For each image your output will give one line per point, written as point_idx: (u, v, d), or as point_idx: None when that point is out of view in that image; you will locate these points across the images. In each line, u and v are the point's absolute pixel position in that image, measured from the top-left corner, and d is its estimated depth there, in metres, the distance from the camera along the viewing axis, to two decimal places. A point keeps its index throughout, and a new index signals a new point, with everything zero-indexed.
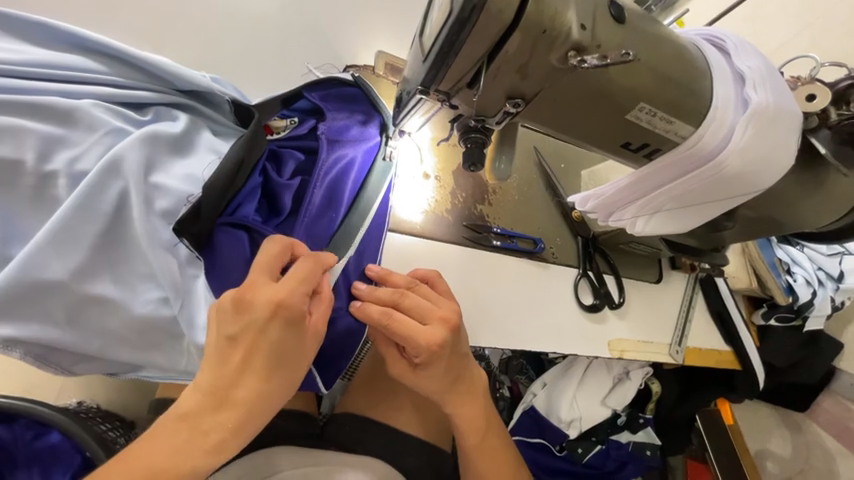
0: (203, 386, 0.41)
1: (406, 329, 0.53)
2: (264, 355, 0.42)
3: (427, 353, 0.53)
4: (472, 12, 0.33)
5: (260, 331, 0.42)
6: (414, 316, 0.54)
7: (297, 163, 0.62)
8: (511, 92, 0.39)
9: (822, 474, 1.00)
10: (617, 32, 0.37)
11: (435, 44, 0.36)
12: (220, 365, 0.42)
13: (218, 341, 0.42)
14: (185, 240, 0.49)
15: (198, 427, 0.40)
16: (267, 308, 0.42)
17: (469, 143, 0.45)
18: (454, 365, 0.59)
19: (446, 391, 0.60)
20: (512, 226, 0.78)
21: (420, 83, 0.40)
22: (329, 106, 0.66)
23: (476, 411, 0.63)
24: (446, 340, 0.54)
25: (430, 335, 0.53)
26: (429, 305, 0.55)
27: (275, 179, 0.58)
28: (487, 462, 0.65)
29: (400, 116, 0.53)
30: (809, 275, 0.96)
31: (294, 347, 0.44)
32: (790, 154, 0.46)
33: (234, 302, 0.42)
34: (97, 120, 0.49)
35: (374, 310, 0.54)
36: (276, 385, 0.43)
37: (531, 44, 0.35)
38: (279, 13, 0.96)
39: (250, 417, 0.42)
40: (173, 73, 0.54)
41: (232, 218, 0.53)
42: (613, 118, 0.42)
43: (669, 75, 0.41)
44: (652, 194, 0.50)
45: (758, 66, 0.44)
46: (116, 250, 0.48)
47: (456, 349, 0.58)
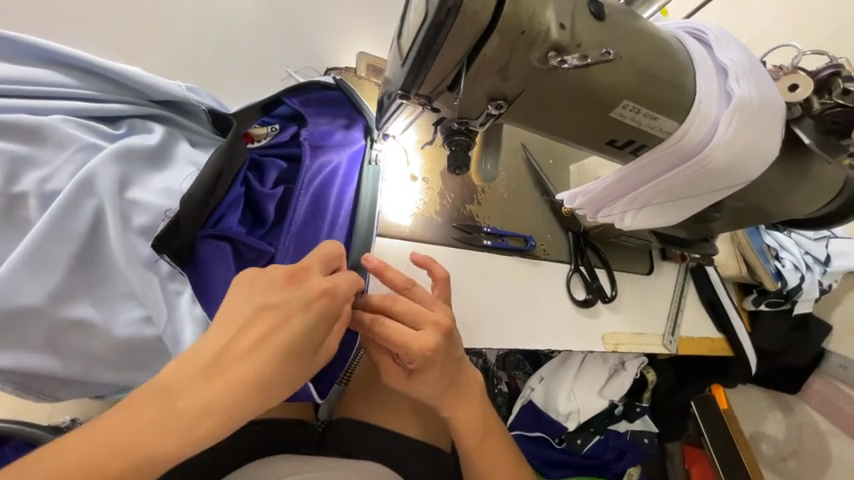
0: (206, 355, 0.37)
1: (398, 336, 0.52)
2: (287, 334, 0.39)
3: (421, 359, 0.53)
4: (447, 15, 0.32)
5: (295, 312, 0.40)
6: (410, 321, 0.54)
7: (280, 171, 0.61)
8: (493, 94, 0.38)
9: (815, 454, 1.02)
10: (598, 30, 0.36)
11: (412, 49, 0.35)
12: (238, 334, 0.38)
13: (249, 308, 0.39)
14: (166, 256, 0.48)
15: (186, 398, 0.34)
16: (312, 292, 0.41)
17: (453, 146, 0.45)
18: (448, 369, 0.58)
19: (442, 395, 0.59)
20: (502, 224, 0.78)
21: (399, 88, 0.38)
22: (310, 112, 0.65)
23: (474, 412, 0.63)
24: (439, 344, 0.53)
25: (424, 339, 0.52)
26: (421, 310, 0.54)
27: (257, 189, 0.57)
28: (487, 462, 0.65)
29: (383, 119, 0.52)
30: (797, 260, 0.97)
31: (315, 340, 0.40)
32: (775, 144, 0.46)
33: (286, 275, 0.41)
34: (68, 137, 0.48)
35: (364, 317, 0.53)
36: (283, 372, 0.38)
37: (510, 45, 0.34)
38: (259, 16, 0.95)
39: (244, 403, 0.36)
40: (145, 83, 0.53)
41: (214, 231, 0.52)
42: (597, 116, 0.42)
43: (651, 71, 0.40)
44: (640, 190, 0.50)
45: (740, 58, 0.43)
46: (95, 269, 0.46)
47: (450, 353, 0.57)
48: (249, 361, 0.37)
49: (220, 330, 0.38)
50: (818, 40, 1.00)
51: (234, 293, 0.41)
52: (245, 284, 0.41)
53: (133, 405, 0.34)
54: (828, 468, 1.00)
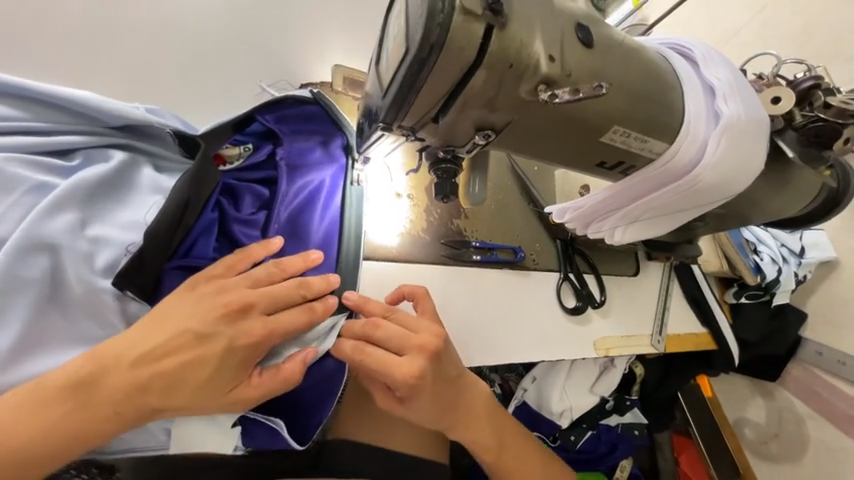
0: (125, 361, 0.41)
1: (380, 363, 0.51)
2: (193, 374, 0.42)
3: (406, 386, 0.52)
4: (431, 51, 0.30)
5: (215, 355, 0.43)
6: (394, 348, 0.52)
7: (257, 196, 0.57)
8: (480, 124, 0.36)
9: (794, 437, 1.06)
10: (587, 58, 0.35)
11: (392, 84, 0.33)
12: (153, 358, 0.41)
13: (177, 332, 0.42)
14: (129, 292, 0.45)
15: (81, 411, 0.39)
16: (246, 340, 0.44)
17: (440, 174, 0.43)
18: (442, 392, 0.56)
19: (443, 419, 0.57)
20: (491, 237, 0.76)
21: (380, 120, 0.36)
22: (286, 129, 0.61)
23: (484, 427, 0.62)
24: (425, 369, 0.52)
25: (408, 363, 0.51)
26: (405, 334, 0.53)
27: (234, 217, 0.54)
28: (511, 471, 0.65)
29: (364, 145, 0.48)
30: (774, 253, 1.01)
31: (226, 381, 0.43)
32: (761, 160, 0.46)
33: (228, 311, 0.45)
34: (16, 177, 0.44)
35: (346, 345, 0.52)
36: (175, 405, 0.42)
37: (498, 78, 0.32)
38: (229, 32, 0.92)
39: (135, 418, 0.41)
40: (98, 108, 0.48)
41: (186, 260, 0.49)
42: (587, 142, 0.40)
43: (641, 94, 0.39)
44: (631, 206, 0.49)
45: (728, 77, 0.43)
46: (59, 315, 0.44)
47: (440, 374, 0.55)
48: (158, 378, 0.41)
49: (144, 339, 0.42)
50: (786, 36, 1.03)
51: (172, 309, 0.44)
52: (180, 311, 0.44)
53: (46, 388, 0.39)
54: (807, 450, 1.04)
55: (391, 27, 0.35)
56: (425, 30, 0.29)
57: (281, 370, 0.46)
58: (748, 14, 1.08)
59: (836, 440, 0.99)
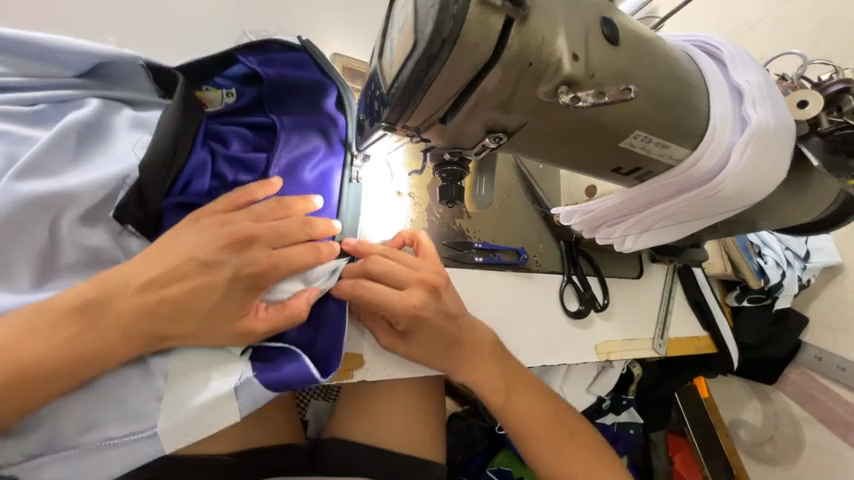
0: (129, 289, 0.41)
1: (381, 296, 0.52)
2: (199, 302, 0.43)
3: (408, 317, 0.54)
4: (442, 47, 0.27)
5: (219, 283, 0.43)
6: (395, 283, 0.54)
7: (245, 140, 0.58)
8: (491, 126, 0.33)
9: (788, 439, 1.07)
10: (612, 58, 0.32)
11: (397, 82, 0.30)
12: (158, 285, 0.42)
13: (184, 260, 0.43)
14: (130, 226, 0.48)
15: (88, 333, 0.40)
16: (248, 269, 0.45)
17: (444, 176, 0.40)
18: (445, 329, 0.56)
19: (445, 355, 0.58)
20: (493, 238, 0.74)
21: (382, 119, 0.33)
22: (269, 75, 0.58)
23: (489, 367, 0.60)
24: (425, 300, 0.54)
25: (408, 296, 0.54)
26: (406, 269, 0.55)
27: (224, 155, 0.55)
28: (519, 417, 0.61)
29: (364, 143, 0.44)
30: (778, 257, 0.99)
31: (232, 311, 0.44)
32: (785, 167, 0.43)
33: (229, 241, 0.45)
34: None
35: (344, 283, 0.53)
36: (182, 334, 0.43)
37: (515, 77, 0.29)
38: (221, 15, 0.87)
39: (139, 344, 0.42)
40: (67, 55, 0.50)
41: (182, 197, 0.51)
42: (605, 146, 0.37)
43: (665, 96, 0.36)
44: (646, 214, 0.47)
45: (756, 79, 0.40)
46: (62, 253, 0.46)
47: (443, 311, 0.56)
48: (160, 303, 0.42)
49: (149, 268, 0.42)
50: (800, 36, 0.99)
51: (179, 239, 0.45)
52: (186, 241, 0.44)
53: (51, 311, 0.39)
54: (800, 453, 1.04)
55: (396, 17, 0.32)
56: (437, 22, 0.26)
57: (287, 303, 0.47)
58: (762, 11, 1.05)
59: (830, 444, 1.00)
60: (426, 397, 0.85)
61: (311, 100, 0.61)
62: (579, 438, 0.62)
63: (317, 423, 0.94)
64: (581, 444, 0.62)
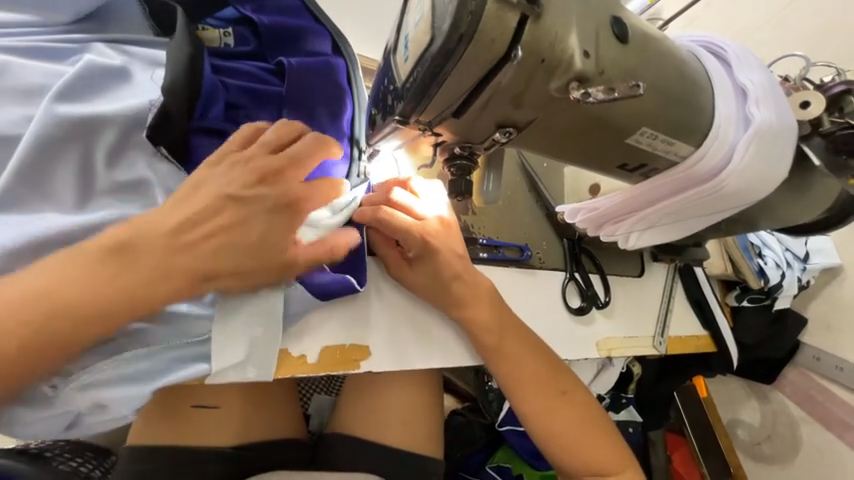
0: (167, 225, 0.41)
1: (400, 221, 0.57)
2: (242, 236, 0.43)
3: (419, 243, 0.58)
4: (459, 43, 0.28)
5: (259, 213, 0.44)
6: (411, 211, 0.59)
7: (247, 76, 0.57)
8: (502, 121, 0.34)
9: (786, 439, 1.08)
10: (622, 56, 0.33)
11: (413, 76, 0.31)
12: (196, 222, 0.42)
13: (213, 198, 0.42)
14: (161, 149, 0.49)
15: (125, 273, 0.39)
16: (281, 197, 0.45)
17: (454, 171, 0.41)
18: (449, 266, 0.60)
19: (443, 300, 0.61)
20: (497, 234, 0.75)
21: (397, 113, 0.34)
22: (263, 17, 0.58)
23: (487, 312, 0.62)
24: (436, 231, 0.60)
25: (422, 226, 0.59)
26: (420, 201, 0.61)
27: (235, 91, 0.55)
28: (510, 364, 0.63)
29: (374, 138, 0.45)
30: (778, 258, 1.00)
31: (277, 246, 0.45)
32: (786, 168, 0.44)
33: (260, 175, 0.45)
34: (19, 71, 0.47)
35: (365, 209, 0.57)
36: (226, 271, 0.43)
37: (527, 74, 0.30)
38: None
39: (181, 288, 0.41)
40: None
41: (203, 122, 0.52)
42: (612, 143, 0.38)
43: (671, 93, 0.37)
44: (648, 210, 0.48)
45: (760, 79, 0.41)
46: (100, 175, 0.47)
47: (450, 249, 0.60)
48: (202, 234, 0.42)
49: (187, 205, 0.42)
50: (804, 37, 1.00)
51: (208, 180, 0.44)
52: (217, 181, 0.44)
53: (85, 256, 0.38)
54: (798, 453, 1.05)
55: (411, 15, 0.33)
56: (455, 18, 0.27)
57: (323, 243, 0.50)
58: (767, 12, 1.05)
59: (827, 443, 1.01)
60: (428, 394, 0.86)
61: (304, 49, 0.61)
62: (572, 395, 0.64)
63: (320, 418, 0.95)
64: (573, 401, 0.64)
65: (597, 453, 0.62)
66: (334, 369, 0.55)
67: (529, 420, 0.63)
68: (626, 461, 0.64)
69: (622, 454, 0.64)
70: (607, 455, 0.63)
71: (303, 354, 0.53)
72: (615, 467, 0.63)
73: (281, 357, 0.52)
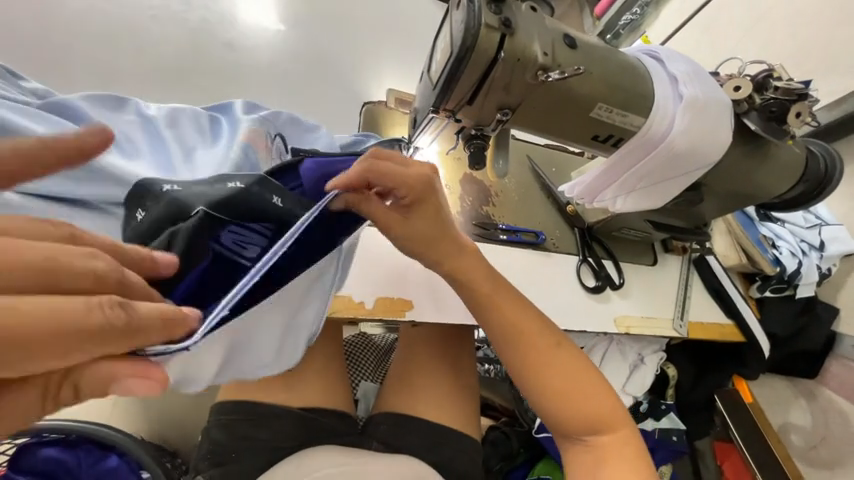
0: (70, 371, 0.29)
1: (394, 171, 0.51)
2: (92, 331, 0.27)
3: (414, 190, 0.53)
4: (466, 52, 0.47)
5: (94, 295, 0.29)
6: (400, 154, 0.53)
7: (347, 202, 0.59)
8: (501, 105, 0.53)
9: (843, 439, 1.04)
10: (572, 56, 0.52)
11: (441, 78, 0.51)
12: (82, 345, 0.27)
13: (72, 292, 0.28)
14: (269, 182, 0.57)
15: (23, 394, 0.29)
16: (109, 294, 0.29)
17: (472, 148, 0.58)
18: (442, 210, 0.58)
19: (435, 246, 0.60)
20: (515, 222, 0.90)
21: (432, 106, 0.53)
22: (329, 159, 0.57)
23: (478, 265, 0.64)
24: (431, 175, 0.54)
25: (417, 171, 0.53)
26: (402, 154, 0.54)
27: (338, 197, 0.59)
28: (505, 319, 0.63)
29: (414, 134, 0.64)
30: (793, 247, 1.05)
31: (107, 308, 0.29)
32: (727, 131, 0.59)
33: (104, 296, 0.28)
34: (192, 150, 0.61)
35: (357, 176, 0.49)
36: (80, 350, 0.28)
37: (510, 68, 0.49)
38: (302, 76, 1.27)
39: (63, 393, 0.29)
40: (249, 103, 0.68)
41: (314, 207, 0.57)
42: (580, 117, 0.56)
43: (616, 80, 0.54)
44: (623, 172, 0.62)
45: (685, 70, 0.58)
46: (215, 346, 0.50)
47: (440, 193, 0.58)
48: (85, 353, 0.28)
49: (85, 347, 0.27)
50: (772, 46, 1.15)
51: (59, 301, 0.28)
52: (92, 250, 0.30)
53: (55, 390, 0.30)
54: None
55: (437, 48, 0.54)
56: (463, 39, 0.47)
57: (147, 368, 0.31)
58: (742, 26, 1.21)
59: None
60: (466, 381, 0.93)
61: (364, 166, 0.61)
62: (566, 351, 0.64)
63: (367, 403, 1.06)
64: (565, 356, 0.63)
65: (594, 407, 0.61)
66: (382, 314, 0.74)
67: (520, 371, 0.63)
68: (624, 420, 0.62)
69: (616, 411, 0.62)
70: (605, 415, 0.61)
71: (362, 300, 0.74)
72: (612, 425, 0.61)
73: (345, 300, 0.73)
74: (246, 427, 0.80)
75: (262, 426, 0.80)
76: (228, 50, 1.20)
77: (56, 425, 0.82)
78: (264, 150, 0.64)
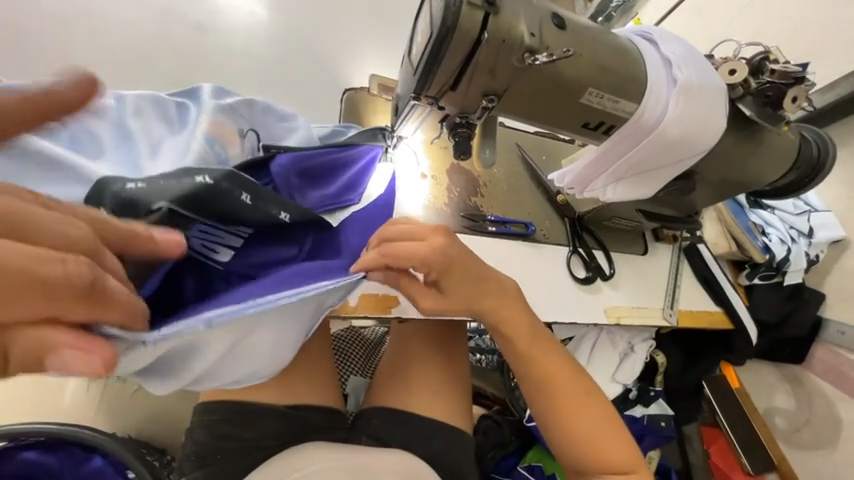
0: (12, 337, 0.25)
1: (403, 249, 0.55)
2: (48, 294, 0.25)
3: (434, 259, 0.55)
4: (447, 33, 0.44)
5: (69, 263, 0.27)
6: (415, 228, 0.57)
7: (319, 199, 0.60)
8: (486, 90, 0.50)
9: (826, 422, 1.05)
10: (561, 37, 0.49)
11: (421, 61, 0.47)
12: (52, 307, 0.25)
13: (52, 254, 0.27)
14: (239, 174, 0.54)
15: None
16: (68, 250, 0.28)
17: (457, 137, 0.54)
18: (470, 271, 0.58)
19: (466, 301, 0.58)
20: (504, 213, 0.88)
21: (412, 92, 0.50)
22: (304, 156, 0.59)
23: (510, 315, 0.61)
24: (444, 244, 0.56)
25: (429, 245, 0.56)
26: (418, 226, 0.57)
27: (311, 195, 0.60)
28: (534, 367, 0.60)
29: (396, 122, 0.61)
30: (782, 234, 1.05)
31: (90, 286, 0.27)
32: (721, 117, 0.56)
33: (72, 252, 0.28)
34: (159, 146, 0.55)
35: (369, 254, 0.54)
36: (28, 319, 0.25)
37: (494, 51, 0.46)
38: (281, 61, 1.22)
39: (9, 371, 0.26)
40: (216, 89, 0.61)
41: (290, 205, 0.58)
42: (570, 103, 0.53)
43: (608, 64, 0.51)
44: (617, 162, 0.60)
45: (679, 52, 0.56)
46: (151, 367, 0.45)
47: (466, 256, 0.58)
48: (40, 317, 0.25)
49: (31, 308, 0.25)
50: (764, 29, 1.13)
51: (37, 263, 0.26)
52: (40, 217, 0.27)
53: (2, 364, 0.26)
54: (840, 434, 1.03)
55: (417, 28, 0.50)
56: (443, 18, 0.43)
57: (90, 340, 0.27)
58: (735, 9, 1.18)
59: None
60: (459, 375, 0.92)
61: (341, 161, 0.62)
62: (597, 401, 0.59)
63: (357, 397, 1.02)
64: (595, 407, 0.59)
65: (615, 457, 0.57)
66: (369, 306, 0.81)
67: (542, 422, 0.60)
68: (642, 467, 0.59)
69: (637, 459, 0.58)
70: (627, 464, 0.57)
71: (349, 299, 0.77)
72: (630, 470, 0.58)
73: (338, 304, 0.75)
74: (229, 426, 0.78)
75: (247, 425, 0.78)
76: (199, 33, 1.13)
77: (31, 428, 0.78)
78: (235, 146, 0.59)
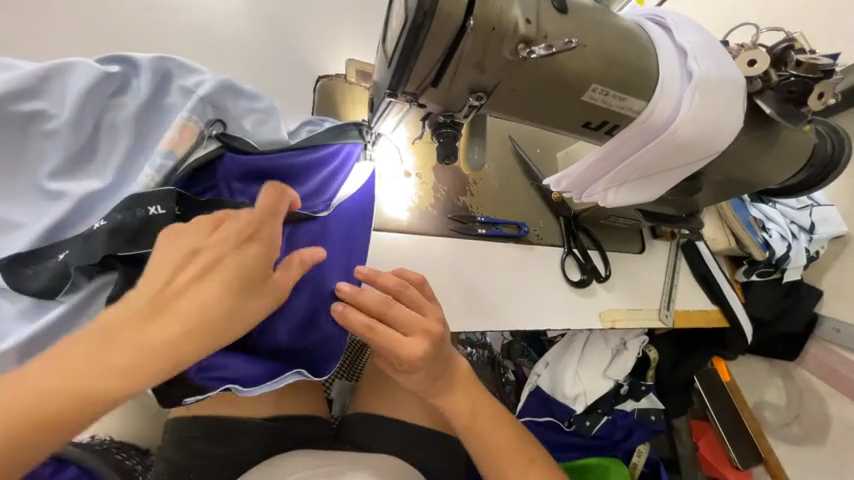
0: (148, 294, 0.35)
1: (390, 339, 0.53)
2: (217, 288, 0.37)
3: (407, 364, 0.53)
4: (424, 18, 0.36)
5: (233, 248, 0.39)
6: (407, 321, 0.54)
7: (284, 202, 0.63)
8: (473, 86, 0.43)
9: (816, 418, 1.05)
10: (561, 23, 0.41)
11: (396, 51, 0.40)
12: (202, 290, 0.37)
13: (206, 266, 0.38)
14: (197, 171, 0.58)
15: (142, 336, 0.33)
16: (243, 233, 0.39)
17: (441, 139, 0.47)
18: (436, 366, 0.56)
19: (422, 385, 0.57)
20: (495, 213, 0.82)
21: (387, 88, 0.42)
22: (256, 159, 0.61)
23: (467, 397, 0.60)
24: (426, 350, 0.53)
25: (409, 346, 0.53)
26: (415, 316, 0.55)
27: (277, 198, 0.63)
28: (485, 444, 0.59)
29: (374, 119, 0.54)
30: (783, 230, 1.01)
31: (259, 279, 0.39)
32: (737, 117, 0.50)
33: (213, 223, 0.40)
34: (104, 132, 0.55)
35: (357, 320, 0.53)
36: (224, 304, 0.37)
37: (483, 40, 0.39)
38: (250, 41, 1.11)
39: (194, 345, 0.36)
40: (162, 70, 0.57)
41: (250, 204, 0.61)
42: (570, 100, 0.46)
43: (614, 56, 0.44)
44: (619, 167, 0.54)
45: (695, 41, 0.49)
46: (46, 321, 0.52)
47: (442, 357, 0.57)
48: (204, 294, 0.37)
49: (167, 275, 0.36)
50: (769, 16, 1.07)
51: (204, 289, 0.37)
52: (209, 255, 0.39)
53: (110, 336, 0.33)
54: (827, 430, 1.03)
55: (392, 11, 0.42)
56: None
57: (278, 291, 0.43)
58: None
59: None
60: None
61: (304, 162, 0.64)
62: (543, 474, 0.59)
63: (341, 402, 1.01)
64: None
65: None
66: None
67: None
68: None
69: None
70: None
71: None
72: None
73: None
74: (203, 442, 0.67)
75: (222, 441, 0.68)
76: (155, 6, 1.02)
77: None
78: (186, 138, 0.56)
